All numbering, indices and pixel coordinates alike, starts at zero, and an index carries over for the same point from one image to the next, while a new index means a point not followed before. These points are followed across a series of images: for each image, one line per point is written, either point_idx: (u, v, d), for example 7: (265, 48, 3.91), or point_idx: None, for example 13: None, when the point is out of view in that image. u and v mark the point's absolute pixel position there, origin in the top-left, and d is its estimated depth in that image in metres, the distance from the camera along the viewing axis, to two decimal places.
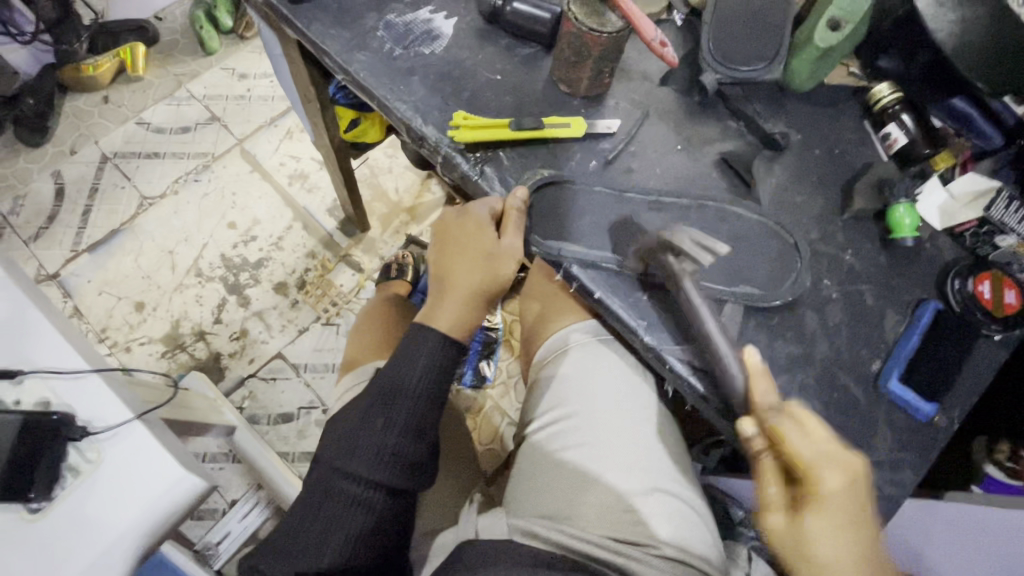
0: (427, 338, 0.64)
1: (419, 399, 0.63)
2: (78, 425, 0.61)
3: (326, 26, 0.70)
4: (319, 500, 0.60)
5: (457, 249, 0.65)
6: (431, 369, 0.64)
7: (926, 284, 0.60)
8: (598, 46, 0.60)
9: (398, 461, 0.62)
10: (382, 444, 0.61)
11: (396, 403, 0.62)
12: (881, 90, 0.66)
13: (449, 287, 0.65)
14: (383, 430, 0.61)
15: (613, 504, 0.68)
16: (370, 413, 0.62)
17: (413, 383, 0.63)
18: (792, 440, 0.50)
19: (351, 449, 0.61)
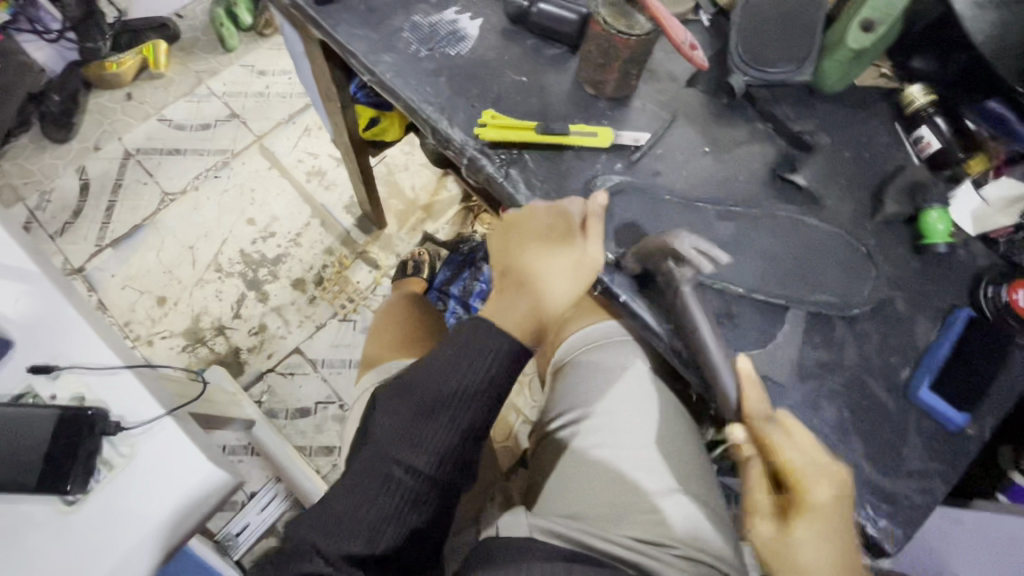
0: (490, 332, 0.57)
1: (489, 398, 0.57)
2: (112, 420, 0.62)
3: (353, 27, 0.70)
4: (373, 488, 0.55)
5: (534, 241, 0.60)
6: (505, 367, 0.57)
7: (958, 291, 0.59)
8: (627, 48, 0.59)
9: (459, 460, 0.56)
10: (447, 441, 0.55)
11: (464, 399, 0.56)
12: (915, 92, 0.64)
13: (517, 285, 0.59)
14: (449, 427, 0.55)
15: (636, 505, 0.68)
16: (435, 405, 0.55)
17: (483, 381, 0.56)
18: (784, 448, 0.50)
19: (413, 440, 0.55)
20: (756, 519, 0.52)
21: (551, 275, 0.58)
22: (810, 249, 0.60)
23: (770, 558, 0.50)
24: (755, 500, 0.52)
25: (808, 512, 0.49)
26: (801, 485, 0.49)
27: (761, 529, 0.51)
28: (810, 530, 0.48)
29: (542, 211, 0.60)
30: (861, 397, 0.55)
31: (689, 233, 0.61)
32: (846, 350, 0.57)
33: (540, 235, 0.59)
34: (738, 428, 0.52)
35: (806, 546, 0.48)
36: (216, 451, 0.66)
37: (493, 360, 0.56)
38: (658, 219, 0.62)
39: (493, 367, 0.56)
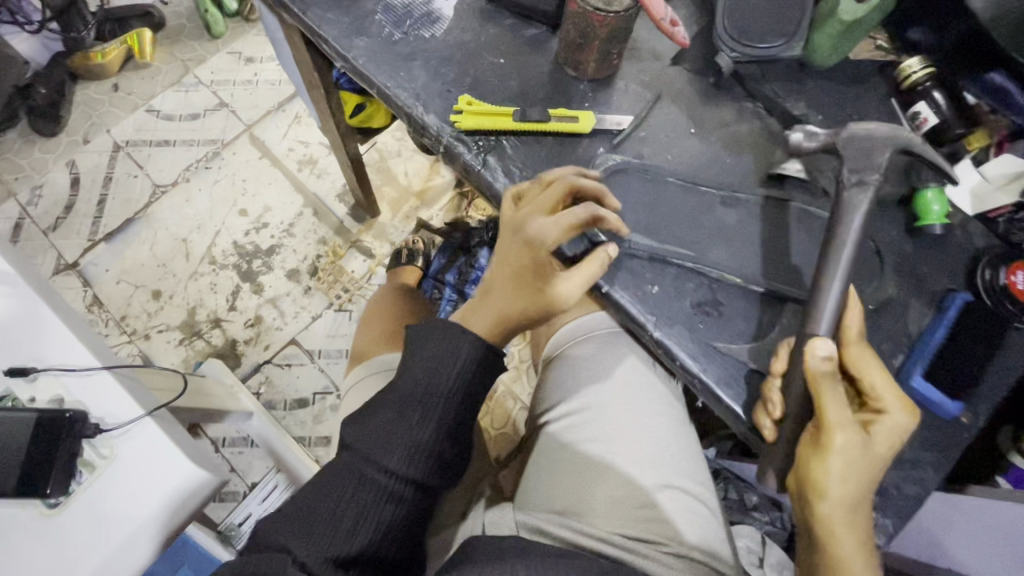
0: (461, 337, 0.55)
1: (461, 397, 0.55)
2: (91, 422, 0.62)
3: (324, 11, 0.68)
4: (348, 486, 0.54)
5: (519, 255, 0.56)
6: (474, 367, 0.55)
7: (954, 274, 0.57)
8: (605, 27, 0.57)
9: (433, 459, 0.54)
10: (420, 440, 0.54)
11: (434, 397, 0.54)
12: (911, 64, 0.61)
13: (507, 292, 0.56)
14: (421, 424, 0.54)
15: (624, 500, 0.67)
16: (407, 402, 0.54)
17: (453, 381, 0.55)
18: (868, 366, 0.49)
19: (386, 438, 0.54)
20: (835, 432, 0.46)
21: (521, 300, 0.56)
22: (797, 235, 0.58)
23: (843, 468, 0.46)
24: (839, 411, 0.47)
25: (885, 421, 0.47)
26: (883, 400, 0.48)
27: (844, 438, 0.46)
28: (884, 432, 0.47)
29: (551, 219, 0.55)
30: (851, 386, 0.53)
31: (673, 220, 0.59)
32: None
33: (525, 249, 0.55)
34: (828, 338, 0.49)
35: (880, 447, 0.47)
36: (197, 450, 0.66)
37: (463, 359, 0.55)
38: (642, 205, 0.59)
39: (462, 366, 0.55)
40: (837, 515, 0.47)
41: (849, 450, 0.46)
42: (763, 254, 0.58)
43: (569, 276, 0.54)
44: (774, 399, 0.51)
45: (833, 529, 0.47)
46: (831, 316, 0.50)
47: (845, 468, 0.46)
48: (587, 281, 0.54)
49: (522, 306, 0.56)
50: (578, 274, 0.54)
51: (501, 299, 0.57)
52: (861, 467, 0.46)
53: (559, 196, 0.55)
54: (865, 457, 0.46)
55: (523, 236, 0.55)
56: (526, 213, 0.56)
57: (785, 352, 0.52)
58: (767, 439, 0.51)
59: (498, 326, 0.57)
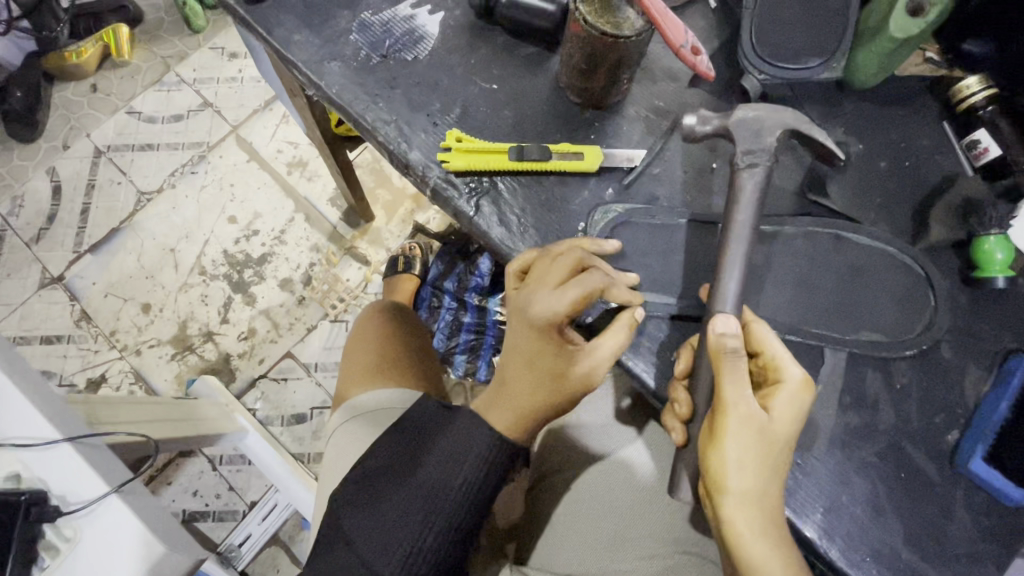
0: (482, 431, 0.49)
1: (472, 499, 0.49)
2: (51, 505, 0.56)
3: (292, 29, 0.59)
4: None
5: (535, 341, 0.49)
6: (489, 466, 0.49)
7: (1016, 331, 0.50)
8: (615, 52, 0.49)
9: (434, 568, 0.48)
10: (424, 544, 0.47)
11: (444, 497, 0.48)
12: (969, 84, 0.52)
13: (515, 388, 0.50)
14: (425, 526, 0.47)
15: (640, 567, 0.61)
16: (412, 499, 0.48)
17: (468, 481, 0.48)
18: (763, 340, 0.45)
19: (385, 539, 0.47)
20: (729, 417, 0.41)
21: (547, 390, 0.49)
22: (838, 277, 0.50)
23: (751, 477, 0.41)
24: (738, 403, 0.42)
25: (785, 393, 0.43)
26: (785, 372, 0.43)
27: (735, 417, 0.41)
28: (785, 405, 0.42)
29: (553, 301, 0.47)
30: (900, 468, 0.47)
31: (695, 272, 0.51)
32: (881, 411, 0.48)
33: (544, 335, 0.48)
34: (723, 320, 0.43)
35: (781, 423, 0.42)
36: (171, 524, 0.60)
37: (478, 456, 0.49)
38: (657, 256, 0.52)
39: (477, 464, 0.49)
40: (745, 512, 0.41)
41: (748, 441, 0.41)
42: (802, 300, 0.49)
43: (592, 350, 0.48)
44: (680, 400, 0.47)
45: (741, 528, 0.41)
46: (737, 294, 0.45)
47: (745, 457, 0.41)
48: (614, 352, 0.48)
49: (549, 396, 0.49)
50: (602, 355, 0.48)
51: (520, 392, 0.49)
52: (763, 450, 0.41)
53: (563, 263, 0.48)
54: (765, 441, 0.41)
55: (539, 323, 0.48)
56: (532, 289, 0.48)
57: (688, 351, 0.48)
58: (677, 441, 0.47)
59: (523, 421, 0.50)
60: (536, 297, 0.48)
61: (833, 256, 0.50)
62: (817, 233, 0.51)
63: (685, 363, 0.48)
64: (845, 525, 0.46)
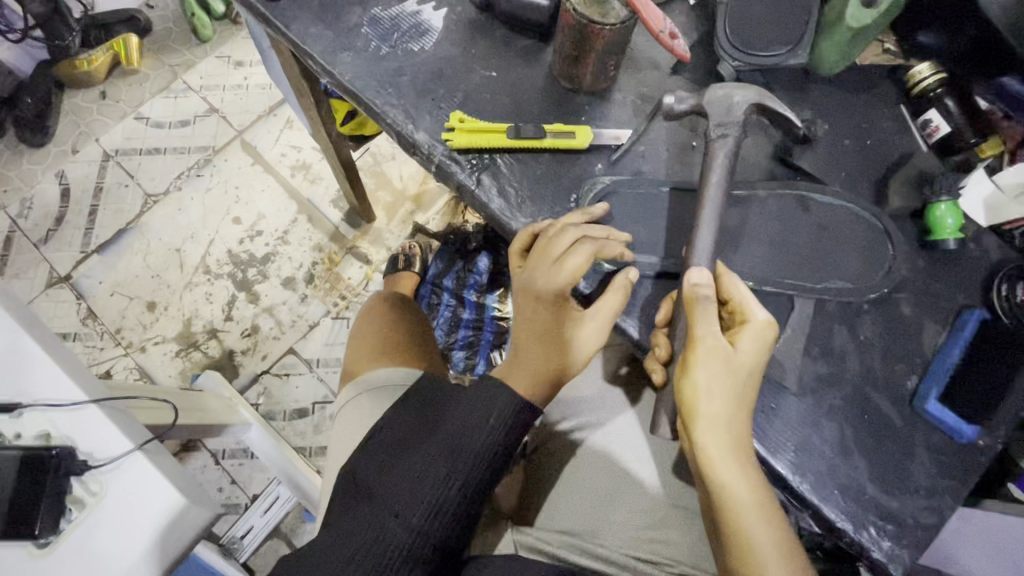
0: (500, 391, 0.53)
1: (493, 456, 0.52)
2: (80, 459, 0.60)
3: (307, 24, 0.65)
4: (360, 542, 0.48)
5: (542, 313, 0.53)
6: (509, 424, 0.52)
7: (969, 290, 0.55)
8: (601, 39, 0.54)
9: (456, 517, 0.51)
10: (447, 497, 0.50)
11: (465, 454, 0.51)
12: (920, 70, 0.58)
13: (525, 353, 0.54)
14: (449, 478, 0.51)
15: (631, 520, 0.65)
16: (438, 452, 0.51)
17: (489, 438, 0.52)
18: (729, 286, 0.50)
19: (412, 488, 0.50)
20: (698, 349, 0.46)
21: (558, 353, 0.53)
22: (807, 234, 0.55)
23: (716, 403, 0.45)
24: (705, 335, 0.47)
25: (750, 330, 0.47)
26: (751, 313, 0.48)
27: (702, 349, 0.46)
28: (749, 341, 0.47)
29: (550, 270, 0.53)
30: (865, 412, 0.51)
31: (677, 238, 0.56)
32: (848, 361, 0.53)
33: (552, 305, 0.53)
34: (694, 270, 0.49)
35: (745, 357, 0.47)
36: (190, 481, 0.64)
37: (499, 416, 0.52)
38: (643, 223, 0.57)
39: (498, 424, 0.52)
40: (713, 435, 0.46)
41: (717, 370, 0.46)
42: (775, 255, 0.54)
43: (596, 314, 0.53)
44: (661, 344, 0.53)
45: (711, 451, 0.45)
46: (708, 248, 0.50)
47: (714, 384, 0.46)
48: (614, 312, 0.53)
49: (561, 359, 0.53)
50: (605, 316, 0.53)
51: (532, 357, 0.53)
52: (730, 378, 0.46)
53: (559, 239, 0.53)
54: (731, 371, 0.46)
55: (547, 294, 0.53)
56: (534, 265, 0.54)
57: (668, 303, 0.53)
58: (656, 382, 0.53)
59: (539, 384, 0.53)
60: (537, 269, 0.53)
61: (803, 217, 0.55)
62: (786, 196, 0.56)
63: (665, 313, 0.53)
64: (815, 462, 0.50)
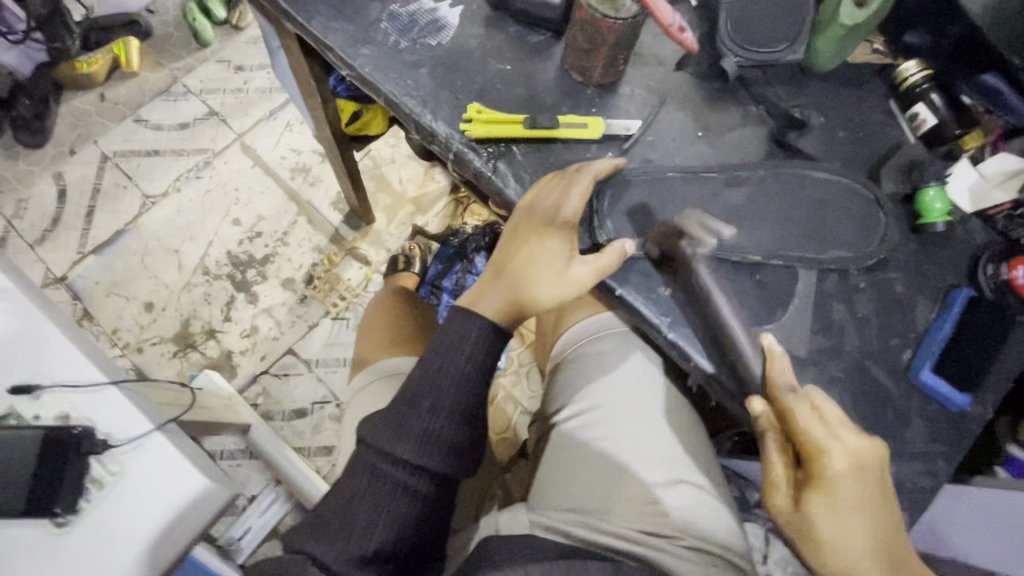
0: (471, 327, 0.60)
1: (471, 386, 0.60)
2: (99, 439, 0.61)
3: (328, 19, 0.67)
4: (361, 485, 0.57)
5: (542, 234, 0.58)
6: (478, 356, 0.60)
7: (957, 271, 0.58)
8: (614, 33, 0.57)
9: (446, 448, 0.58)
10: (433, 428, 0.58)
11: (444, 387, 0.59)
12: (909, 68, 0.63)
13: (506, 277, 0.61)
14: (431, 415, 0.58)
15: (639, 496, 0.67)
16: (416, 394, 0.59)
17: (463, 368, 0.59)
18: (799, 415, 0.51)
19: (397, 431, 0.58)
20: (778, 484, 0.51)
21: (534, 280, 0.59)
22: (805, 213, 0.59)
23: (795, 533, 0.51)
24: (773, 475, 0.52)
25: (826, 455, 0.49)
26: (813, 436, 0.50)
27: (777, 502, 0.51)
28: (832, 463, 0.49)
29: (547, 205, 0.58)
30: (862, 382, 0.55)
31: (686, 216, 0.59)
32: (847, 335, 0.56)
33: (543, 233, 0.58)
34: (758, 400, 0.52)
35: (824, 508, 0.49)
36: (207, 463, 0.65)
37: (465, 347, 0.60)
38: (655, 206, 0.60)
39: (470, 357, 0.60)
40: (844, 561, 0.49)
41: (823, 512, 0.49)
42: (776, 233, 0.59)
43: (581, 260, 0.56)
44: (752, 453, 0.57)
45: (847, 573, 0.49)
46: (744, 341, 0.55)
47: (821, 526, 0.49)
48: (598, 272, 0.56)
49: (537, 287, 0.59)
50: (587, 270, 0.56)
51: (512, 283, 0.60)
52: (836, 508, 0.49)
53: (570, 173, 0.58)
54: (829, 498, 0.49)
55: (541, 220, 0.58)
56: (542, 190, 0.58)
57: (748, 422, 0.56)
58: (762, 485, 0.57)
59: (510, 308, 0.61)
60: (539, 202, 0.58)
61: (800, 199, 0.60)
62: (783, 178, 0.61)
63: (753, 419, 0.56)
64: None
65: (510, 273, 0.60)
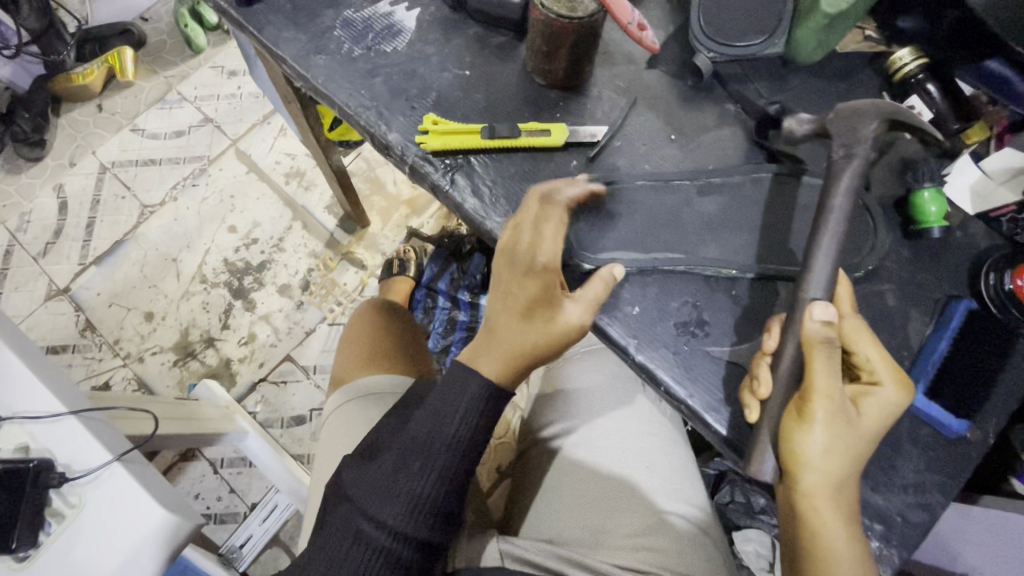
0: (467, 377, 0.52)
1: (467, 446, 0.53)
2: (58, 471, 0.60)
3: (281, 29, 0.64)
4: (342, 547, 0.51)
5: (526, 286, 0.52)
6: (474, 414, 0.52)
7: (956, 279, 0.53)
8: (569, 33, 0.53)
9: (434, 514, 0.52)
10: (421, 492, 0.51)
11: (435, 446, 0.52)
12: (903, 56, 0.57)
13: (500, 331, 0.52)
14: (420, 477, 0.51)
15: (622, 529, 0.64)
16: (408, 453, 0.52)
17: (459, 427, 0.52)
18: (861, 338, 0.47)
19: (382, 491, 0.51)
20: (820, 400, 0.43)
21: (532, 337, 0.51)
22: (786, 222, 0.55)
23: (832, 449, 0.43)
24: (824, 383, 0.43)
25: (876, 395, 0.45)
26: (877, 371, 0.46)
27: (821, 425, 0.43)
28: (874, 406, 0.45)
29: (533, 239, 0.52)
30: None
31: (656, 228, 0.55)
32: None
33: (532, 272, 0.51)
34: (822, 308, 0.45)
35: (869, 421, 0.44)
36: (171, 494, 0.63)
37: (459, 403, 0.52)
38: (624, 216, 0.56)
39: (465, 417, 0.52)
40: (821, 492, 0.44)
41: (877, 415, 0.45)
42: (752, 245, 0.55)
43: (574, 296, 0.52)
44: (763, 377, 0.48)
45: (817, 507, 0.44)
46: (825, 279, 0.47)
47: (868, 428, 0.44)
48: (593, 303, 0.51)
49: (535, 339, 0.51)
50: (585, 297, 0.51)
51: (510, 335, 0.52)
52: (845, 443, 0.43)
53: (545, 210, 0.53)
54: (851, 432, 0.43)
55: (523, 269, 0.52)
56: (512, 237, 0.53)
57: (777, 327, 0.50)
58: (751, 417, 0.48)
59: (513, 365, 0.52)
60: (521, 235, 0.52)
61: (780, 208, 0.56)
62: (762, 185, 0.56)
63: (775, 340, 0.49)
64: None
65: (503, 326, 0.52)
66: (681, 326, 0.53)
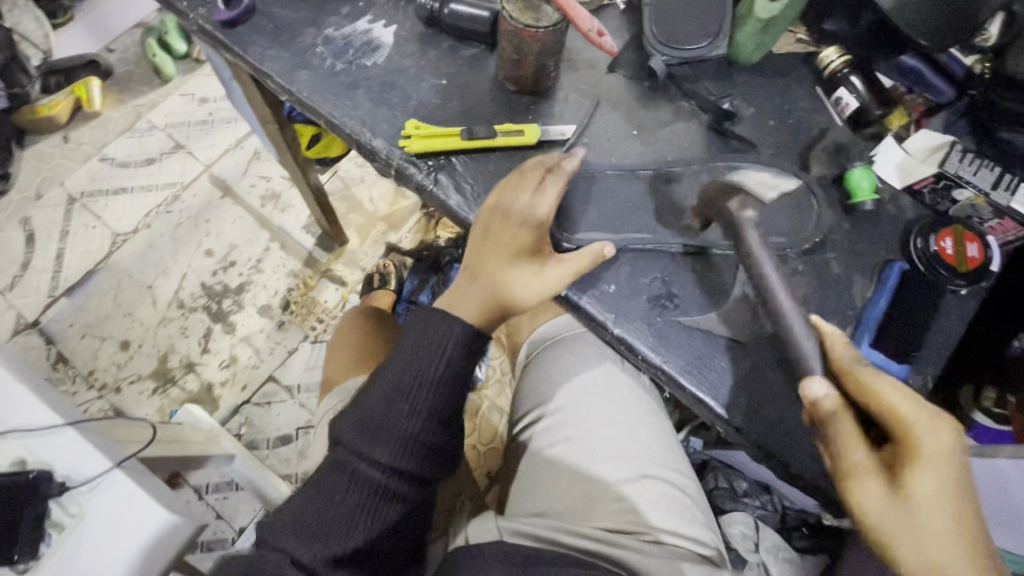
0: (449, 327, 0.57)
1: (450, 388, 0.58)
2: (57, 481, 0.60)
3: (264, 47, 0.68)
4: (341, 485, 0.56)
5: (517, 237, 0.57)
6: (460, 358, 0.58)
7: (890, 246, 0.60)
8: (537, 41, 0.59)
9: (422, 449, 0.57)
10: (410, 430, 0.56)
11: (421, 389, 0.57)
12: (829, 55, 0.66)
13: (482, 273, 0.58)
14: (409, 416, 0.56)
15: (603, 496, 0.68)
16: (393, 395, 0.57)
17: (440, 369, 0.57)
18: (882, 393, 0.49)
19: (375, 431, 0.56)
20: (852, 484, 0.48)
21: (510, 288, 0.57)
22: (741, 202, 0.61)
23: (893, 528, 0.46)
24: (849, 462, 0.48)
25: (918, 453, 0.46)
26: (904, 420, 0.48)
27: (872, 490, 0.47)
28: (922, 471, 0.46)
29: (528, 198, 0.57)
30: None
31: (625, 213, 0.61)
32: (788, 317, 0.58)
33: (521, 227, 0.57)
34: (810, 386, 0.50)
35: (925, 489, 0.45)
36: (174, 499, 0.64)
37: (448, 354, 0.57)
38: (595, 203, 0.61)
39: (447, 359, 0.57)
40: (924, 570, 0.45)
41: (925, 480, 0.46)
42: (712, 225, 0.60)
43: (560, 260, 0.56)
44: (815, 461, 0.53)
45: None
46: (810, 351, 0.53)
47: (923, 494, 0.45)
48: (577, 271, 0.56)
49: (511, 292, 0.57)
50: (569, 264, 0.56)
51: (490, 281, 0.57)
52: (904, 515, 0.46)
53: (545, 175, 0.58)
54: (907, 509, 0.46)
55: (535, 227, 0.56)
56: (511, 194, 0.58)
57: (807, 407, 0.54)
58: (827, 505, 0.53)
59: (489, 308, 0.58)
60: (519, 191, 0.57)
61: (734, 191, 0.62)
62: (717, 172, 0.62)
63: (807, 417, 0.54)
64: (757, 422, 0.55)
65: (485, 271, 0.58)
66: (653, 300, 0.58)
